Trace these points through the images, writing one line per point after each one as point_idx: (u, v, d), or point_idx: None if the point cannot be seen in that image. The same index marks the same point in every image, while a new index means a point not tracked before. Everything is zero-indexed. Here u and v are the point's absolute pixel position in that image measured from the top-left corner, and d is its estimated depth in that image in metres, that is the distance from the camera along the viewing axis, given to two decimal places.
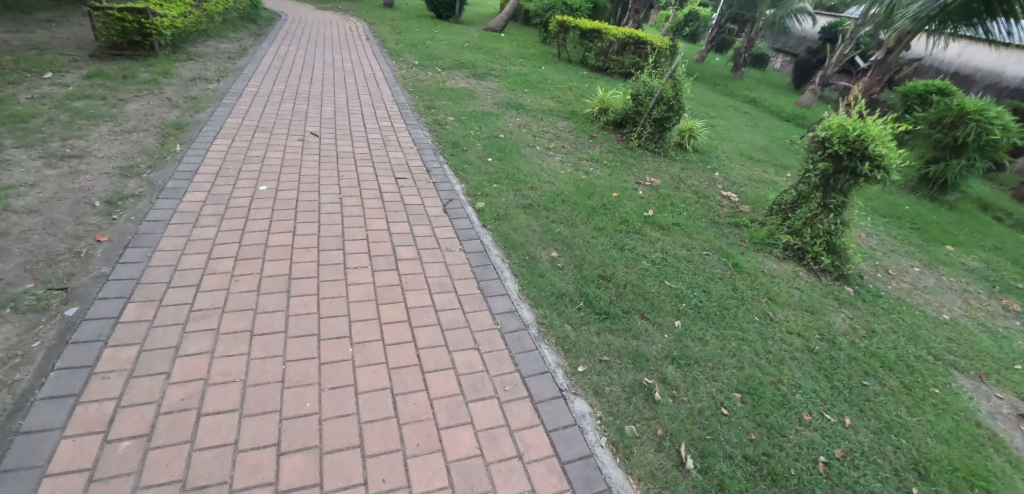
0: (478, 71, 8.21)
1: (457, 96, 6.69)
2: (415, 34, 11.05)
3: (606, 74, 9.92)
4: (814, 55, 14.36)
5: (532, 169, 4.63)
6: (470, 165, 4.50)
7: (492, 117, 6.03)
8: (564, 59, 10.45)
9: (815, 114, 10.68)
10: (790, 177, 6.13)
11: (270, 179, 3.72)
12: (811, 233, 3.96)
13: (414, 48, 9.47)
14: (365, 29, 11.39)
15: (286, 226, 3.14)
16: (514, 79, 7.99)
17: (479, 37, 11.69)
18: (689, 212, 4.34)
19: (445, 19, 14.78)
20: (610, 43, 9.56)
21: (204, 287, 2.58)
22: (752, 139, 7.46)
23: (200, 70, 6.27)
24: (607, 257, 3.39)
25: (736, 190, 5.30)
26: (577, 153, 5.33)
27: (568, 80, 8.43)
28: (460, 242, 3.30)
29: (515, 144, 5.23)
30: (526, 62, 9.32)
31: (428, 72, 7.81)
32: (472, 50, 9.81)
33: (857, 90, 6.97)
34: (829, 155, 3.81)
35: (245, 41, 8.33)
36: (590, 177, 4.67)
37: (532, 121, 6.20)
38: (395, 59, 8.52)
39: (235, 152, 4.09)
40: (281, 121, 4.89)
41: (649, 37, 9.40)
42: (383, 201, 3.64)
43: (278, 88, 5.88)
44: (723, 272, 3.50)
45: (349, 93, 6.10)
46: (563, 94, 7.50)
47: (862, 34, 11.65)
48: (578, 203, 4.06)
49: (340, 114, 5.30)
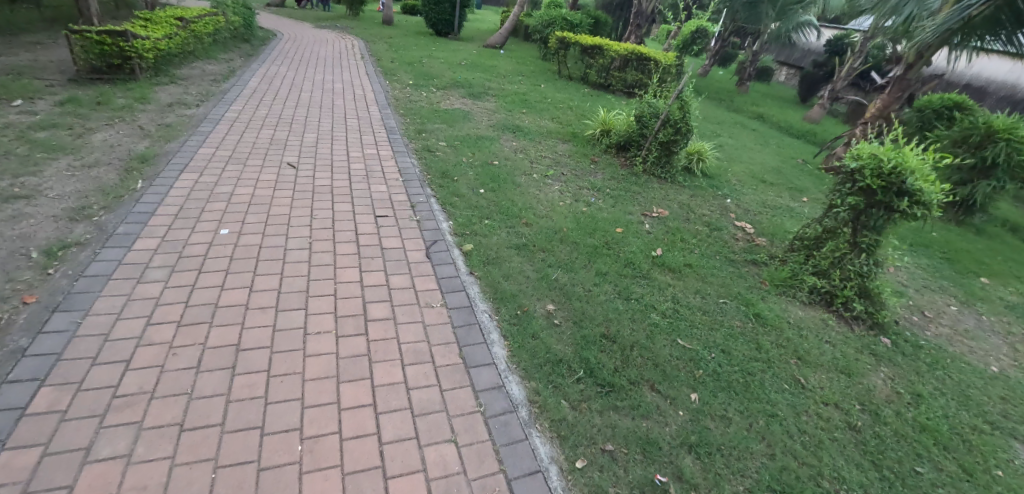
0: (474, 90, 7.93)
1: (450, 118, 6.35)
2: (412, 52, 10.83)
3: (609, 91, 9.62)
4: (821, 68, 14.05)
5: (528, 202, 4.25)
6: (459, 198, 4.13)
7: (486, 142, 5.68)
8: (564, 76, 10.16)
9: (826, 130, 10.30)
10: (806, 203, 5.72)
11: (234, 221, 3.35)
12: (841, 274, 3.54)
13: (409, 67, 9.21)
14: (361, 47, 11.20)
15: (244, 281, 2.76)
16: (512, 99, 7.70)
17: (477, 54, 11.48)
18: (701, 249, 3.94)
19: (444, 36, 14.65)
20: (612, 59, 9.27)
21: (134, 364, 2.17)
22: (763, 159, 7.06)
23: (181, 94, 5.99)
24: (611, 310, 2.97)
25: (750, 220, 4.88)
26: (577, 180, 4.95)
27: (568, 99, 8.11)
28: (442, 295, 2.88)
29: (509, 172, 4.86)
30: (525, 80, 9.03)
31: (423, 92, 7.51)
32: (469, 68, 9.55)
33: (874, 108, 6.51)
34: (860, 189, 3.39)
35: (236, 62, 8.10)
36: (591, 210, 4.28)
37: (530, 145, 5.85)
38: (390, 79, 8.25)
39: (201, 189, 3.73)
40: (257, 151, 4.55)
41: (652, 53, 9.09)
42: (358, 245, 3.25)
43: (259, 114, 5.56)
44: (744, 326, 3.08)
45: (335, 117, 5.78)
46: (564, 114, 7.15)
47: (872, 46, 11.31)
48: (578, 241, 3.65)
49: (322, 142, 4.96)
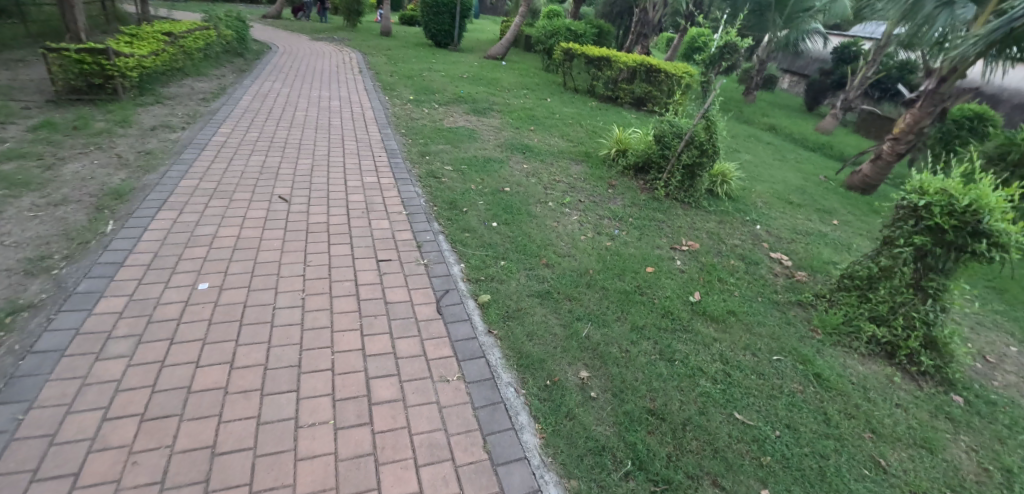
0: (478, 105, 7.56)
1: (454, 138, 5.95)
2: (412, 65, 10.48)
3: (616, 103, 9.27)
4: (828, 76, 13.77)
5: (546, 236, 3.84)
6: (471, 233, 3.70)
7: (495, 164, 5.28)
8: (570, 88, 9.81)
9: (840, 142, 9.97)
10: (837, 227, 5.34)
11: (215, 271, 2.90)
12: (903, 322, 3.15)
13: (409, 81, 8.84)
14: (359, 60, 10.87)
15: (224, 354, 2.31)
16: (518, 114, 7.33)
17: (479, 66, 11.14)
18: (742, 290, 3.54)
19: (443, 47, 14.35)
20: (620, 71, 8.93)
21: (81, 479, 1.69)
22: (784, 178, 6.70)
23: (166, 116, 5.58)
24: (654, 376, 2.56)
25: (784, 250, 4.49)
26: (596, 207, 4.55)
27: (577, 114, 7.74)
28: (458, 365, 2.45)
29: (522, 199, 4.45)
30: (530, 94, 8.67)
31: (424, 109, 7.11)
32: (472, 81, 9.18)
33: (904, 122, 6.14)
34: (926, 227, 2.99)
35: (227, 78, 7.71)
36: (615, 243, 3.87)
37: (541, 166, 5.45)
38: (389, 94, 7.85)
39: (180, 231, 3.29)
40: (246, 181, 4.11)
41: (662, 64, 8.74)
42: (359, 299, 2.81)
43: (249, 138, 5.14)
44: (805, 390, 2.66)
45: (331, 140, 5.36)
46: (575, 131, 6.76)
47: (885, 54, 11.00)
48: (607, 286, 3.24)
49: (317, 169, 4.53)
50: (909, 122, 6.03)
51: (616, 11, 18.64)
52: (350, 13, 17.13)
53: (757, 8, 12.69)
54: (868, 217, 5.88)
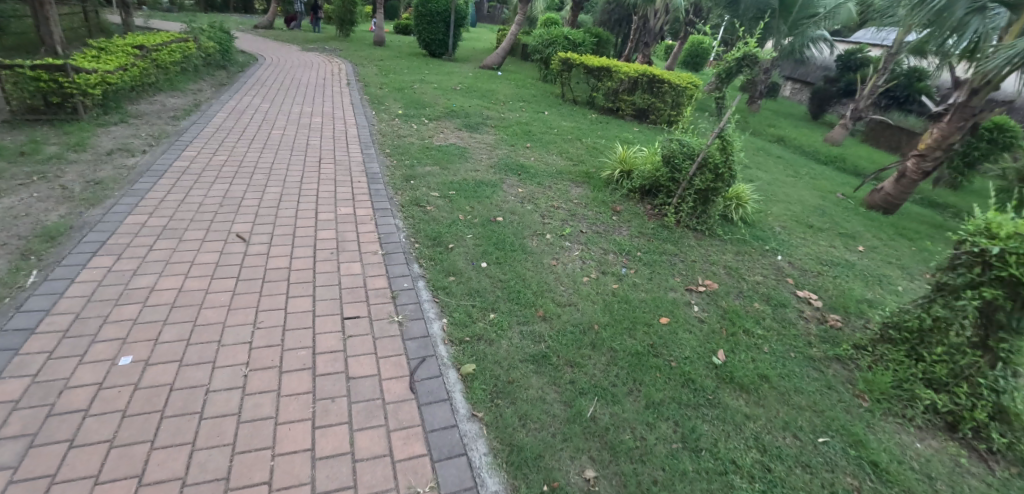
0: (471, 120, 7.12)
1: (443, 158, 5.46)
2: (403, 76, 10.05)
3: (617, 115, 8.82)
4: (834, 84, 13.37)
5: (544, 277, 3.33)
6: (457, 277, 3.21)
7: (486, 188, 4.79)
8: (568, 99, 9.38)
9: (852, 153, 9.53)
10: (863, 256, 4.89)
11: (143, 339, 2.39)
12: (968, 389, 2.65)
13: (399, 94, 8.40)
14: (349, 72, 10.45)
15: (131, 463, 1.77)
16: (514, 130, 6.88)
17: (474, 76, 10.72)
18: (771, 345, 3.05)
19: (438, 57, 13.97)
20: (620, 82, 8.48)
21: None
22: (800, 197, 6.22)
23: (128, 137, 5.10)
24: (677, 475, 2.03)
25: (811, 287, 4.01)
26: (600, 238, 4.04)
27: (576, 128, 7.29)
28: (433, 469, 1.92)
29: (516, 231, 3.94)
30: (527, 106, 8.23)
31: (413, 124, 6.66)
32: (465, 93, 8.74)
33: (930, 139, 5.77)
34: (996, 278, 2.51)
35: (205, 93, 7.25)
36: (623, 286, 3.37)
37: (539, 191, 4.87)
38: (377, 108, 7.40)
39: (112, 284, 2.77)
40: (202, 217, 3.60)
41: (665, 74, 8.29)
42: (316, 375, 2.28)
43: (214, 163, 4.65)
44: (863, 488, 2.14)
45: (306, 164, 4.88)
46: (574, 148, 6.28)
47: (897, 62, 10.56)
48: (616, 345, 2.75)
49: (285, 200, 4.04)
50: (935, 138, 5.68)
51: (614, 18, 18.32)
52: (343, 23, 16.82)
53: (760, 15, 12.32)
54: (894, 242, 5.42)
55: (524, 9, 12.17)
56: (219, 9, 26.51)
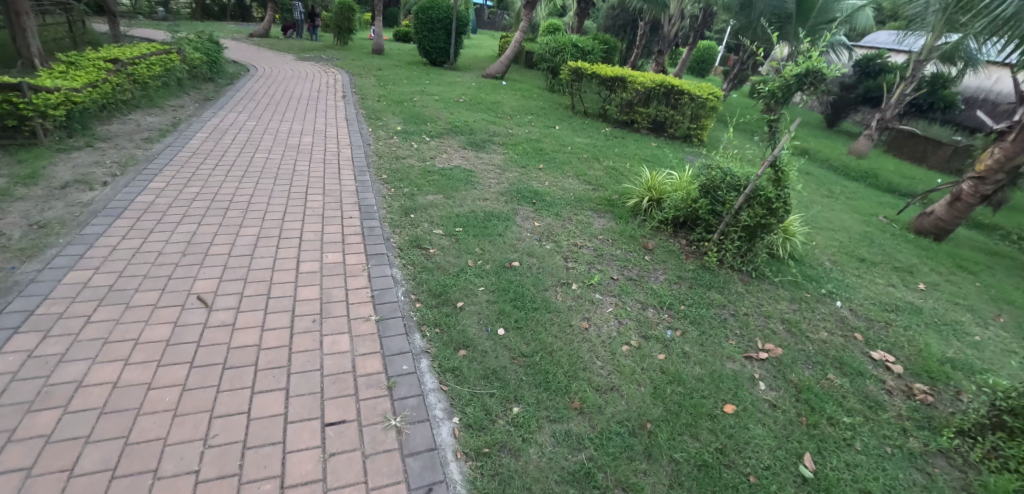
0: (477, 137, 6.52)
1: (445, 183, 4.84)
2: (402, 87, 9.47)
3: (632, 129, 8.22)
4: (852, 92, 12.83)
5: (575, 347, 2.71)
6: (468, 351, 2.59)
7: (498, 220, 4.16)
8: (579, 111, 8.79)
9: (880, 167, 8.95)
10: (926, 297, 4.29)
11: (48, 471, 1.73)
12: None
13: (398, 107, 7.81)
14: (346, 83, 9.89)
15: None
16: (523, 148, 6.28)
17: (477, 87, 10.16)
18: (862, 440, 2.43)
19: (438, 65, 13.43)
20: (635, 93, 7.90)
21: None
22: (841, 224, 5.61)
23: (90, 165, 4.49)
24: None
25: (884, 345, 3.39)
26: (635, 287, 3.42)
27: (590, 145, 6.69)
28: None
29: (535, 280, 3.32)
30: (536, 120, 7.65)
31: (413, 143, 6.06)
32: (469, 106, 8.15)
33: (991, 158, 5.19)
34: None
35: (186, 110, 6.66)
36: (670, 357, 2.74)
37: (557, 222, 4.30)
38: (374, 124, 6.81)
39: (29, 377, 2.13)
40: (158, 272, 2.98)
41: (684, 84, 7.69)
42: None
43: (184, 196, 4.02)
44: None
45: (289, 194, 4.25)
46: (591, 170, 5.68)
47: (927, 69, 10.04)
48: (676, 452, 2.12)
49: (262, 242, 3.40)
50: (998, 156, 5.10)
51: (619, 24, 17.85)
52: (341, 31, 16.30)
53: (776, 20, 11.80)
54: (954, 276, 4.81)
55: (529, 16, 11.64)
56: (215, 17, 25.96)
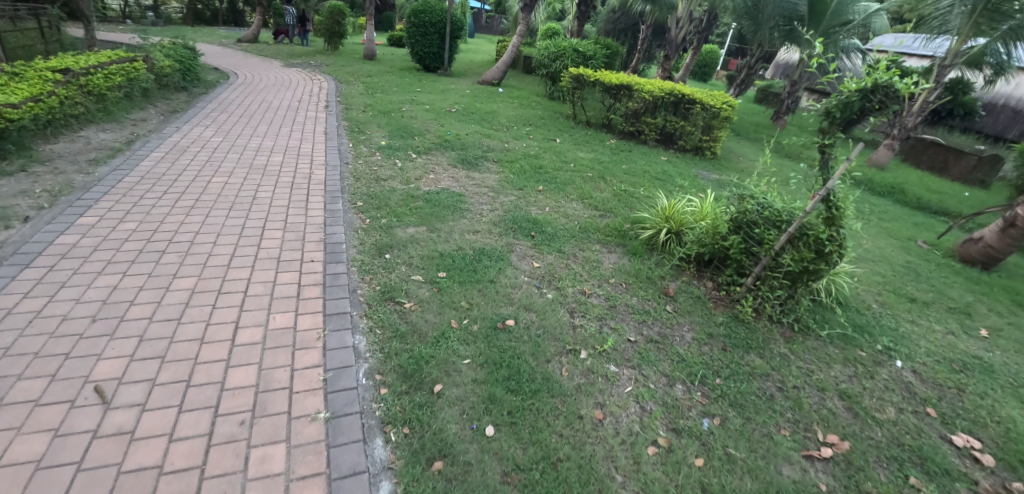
0: (469, 152, 5.88)
1: (430, 211, 4.18)
2: (391, 96, 8.83)
3: (639, 140, 7.58)
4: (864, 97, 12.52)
5: (586, 454, 2.06)
6: (445, 463, 1.93)
7: (490, 258, 3.50)
8: (581, 120, 8.16)
9: (905, 180, 8.33)
10: (993, 348, 3.65)
11: None
12: None
13: (384, 119, 7.17)
14: (331, 91, 9.26)
15: None
16: (521, 163, 5.64)
17: (472, 94, 9.54)
18: None
19: (432, 71, 12.83)
20: (642, 102, 7.25)
21: None
22: (877, 253, 4.99)
23: (12, 195, 3.80)
24: None
25: (964, 424, 2.75)
26: (657, 353, 2.77)
27: (595, 160, 6.03)
28: None
29: (534, 346, 2.67)
30: (535, 132, 7.02)
31: (397, 161, 5.42)
32: (461, 117, 7.51)
33: None
34: None
35: (147, 125, 6.02)
36: (711, 464, 2.10)
37: (561, 259, 3.64)
38: (356, 139, 6.16)
39: None
40: (52, 348, 2.30)
41: (696, 92, 7.04)
42: None
43: (116, 234, 3.36)
44: None
45: (244, 229, 3.59)
46: (597, 191, 5.02)
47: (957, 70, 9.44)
48: None
49: (196, 298, 2.74)
50: None
51: (620, 27, 17.29)
52: (332, 36, 15.71)
53: (786, 23, 11.22)
54: (1017, 317, 4.17)
55: (527, 19, 11.06)
56: (207, 21, 25.39)
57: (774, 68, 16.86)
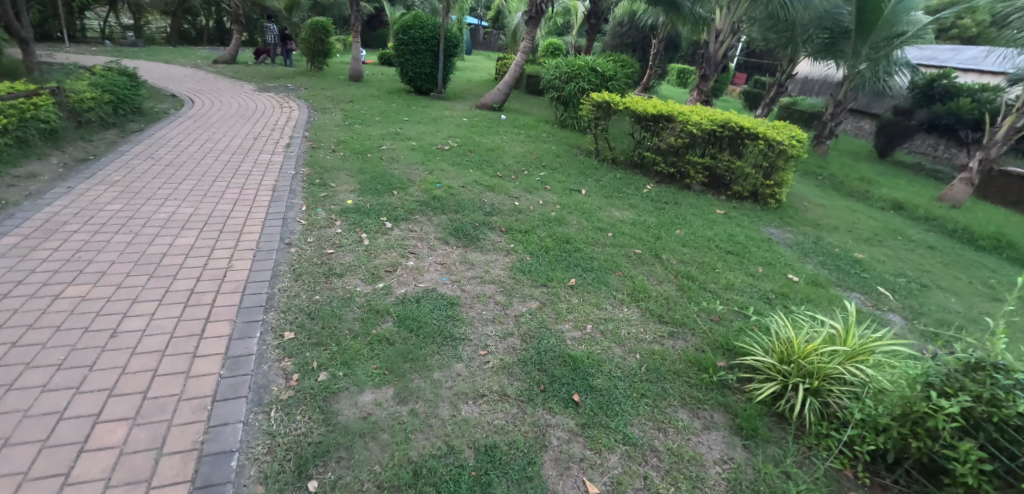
0: (466, 212, 4.30)
1: (400, 347, 2.57)
2: (372, 128, 7.33)
3: (680, 183, 6.01)
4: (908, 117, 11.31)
5: None
6: None
7: (506, 479, 1.86)
8: (605, 157, 6.63)
9: (1004, 225, 6.73)
10: None
11: None
12: None
13: (358, 162, 5.60)
14: (301, 121, 7.78)
15: None
16: (537, 229, 4.05)
17: (470, 123, 8.08)
18: None
19: (424, 93, 11.40)
20: (686, 137, 5.71)
21: None
22: None
23: None
24: None
25: None
26: None
27: (638, 221, 4.43)
28: None
29: None
30: (551, 177, 5.48)
31: (365, 237, 3.82)
32: (456, 156, 5.98)
33: None
34: None
35: (32, 184, 4.42)
36: None
37: (634, 458, 2.04)
38: (314, 196, 4.58)
39: None
40: None
41: (757, 124, 5.48)
42: None
43: None
44: None
45: (59, 422, 1.96)
46: (652, 285, 3.43)
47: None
48: None
49: None
50: None
51: (629, 42, 16.06)
52: (314, 54, 14.30)
53: (827, 34, 9.91)
54: None
55: (532, 34, 9.64)
56: (193, 42, 24.15)
57: (797, 83, 15.56)
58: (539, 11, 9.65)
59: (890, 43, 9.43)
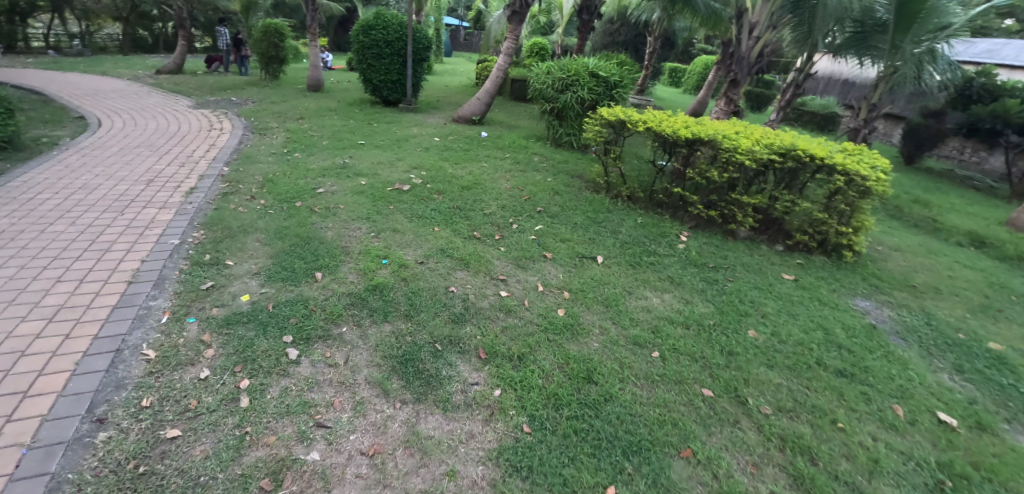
0: (424, 318, 2.75)
1: None
2: (316, 158, 5.72)
3: (721, 229, 4.50)
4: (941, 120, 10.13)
5: None
6: None
7: None
8: (617, 191, 5.11)
9: None
10: None
11: None
12: None
13: (280, 217, 4.02)
14: (228, 150, 6.12)
15: None
16: (541, 351, 2.53)
17: (443, 146, 6.51)
18: None
19: (393, 104, 9.81)
20: (733, 171, 4.19)
21: None
22: None
23: None
24: None
25: None
26: None
27: (689, 317, 2.93)
28: None
29: None
30: (552, 233, 3.95)
31: (246, 388, 2.23)
32: (420, 202, 4.42)
33: None
34: None
35: None
36: None
37: None
38: (193, 292, 2.96)
39: None
40: None
41: (833, 154, 3.98)
42: None
43: None
44: None
45: None
46: (750, 483, 1.88)
47: None
48: None
49: None
50: None
51: (622, 41, 14.64)
52: (270, 61, 12.57)
53: (857, 27, 8.60)
54: None
55: (516, 32, 8.07)
56: (148, 49, 21.93)
57: (812, 82, 14.41)
58: (524, 5, 8.09)
59: (932, 35, 8.18)
